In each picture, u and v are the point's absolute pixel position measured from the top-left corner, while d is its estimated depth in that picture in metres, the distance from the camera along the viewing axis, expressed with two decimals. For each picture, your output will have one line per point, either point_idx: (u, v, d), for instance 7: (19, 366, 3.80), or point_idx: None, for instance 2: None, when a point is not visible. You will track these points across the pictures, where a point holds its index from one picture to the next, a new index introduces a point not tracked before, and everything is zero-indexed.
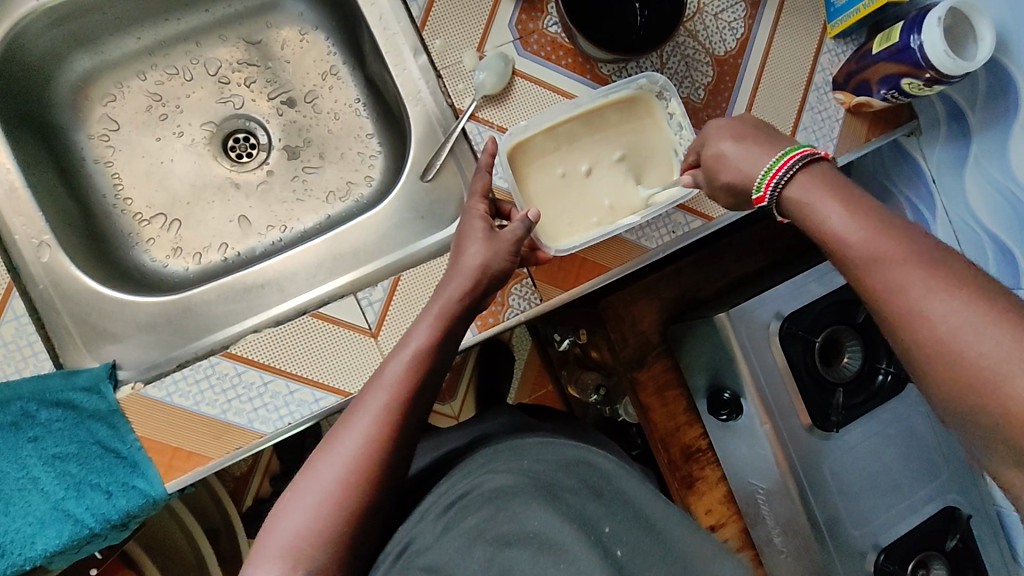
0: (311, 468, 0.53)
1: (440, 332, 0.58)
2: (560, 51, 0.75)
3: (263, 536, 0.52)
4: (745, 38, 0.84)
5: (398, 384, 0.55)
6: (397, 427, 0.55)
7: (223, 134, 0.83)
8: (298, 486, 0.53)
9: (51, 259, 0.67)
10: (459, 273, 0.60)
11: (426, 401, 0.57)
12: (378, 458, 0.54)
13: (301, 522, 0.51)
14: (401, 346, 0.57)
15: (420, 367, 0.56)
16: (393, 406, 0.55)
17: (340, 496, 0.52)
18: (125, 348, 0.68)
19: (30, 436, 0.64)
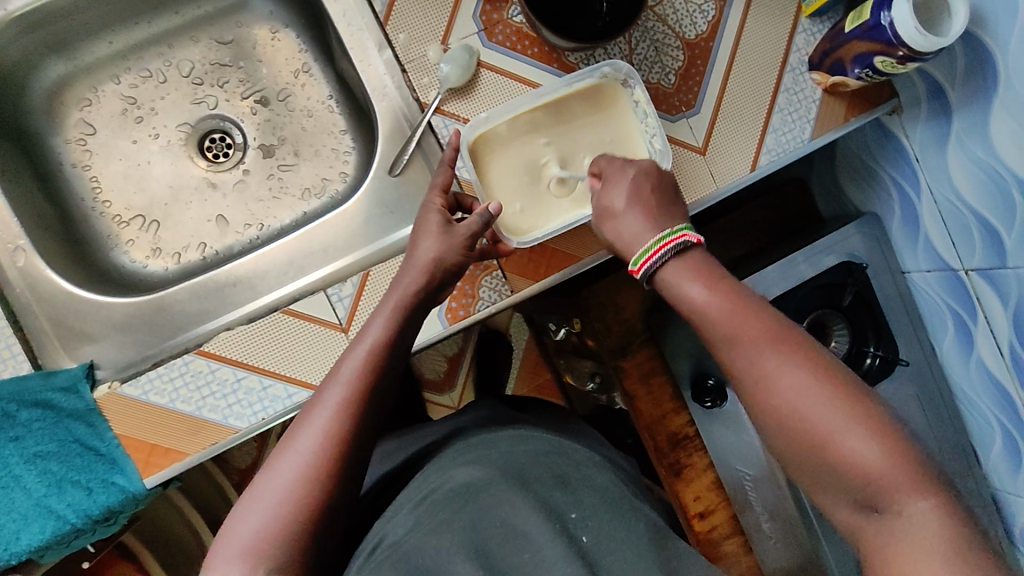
0: (271, 467, 0.54)
1: (394, 327, 0.60)
2: (525, 41, 0.74)
3: (223, 538, 0.53)
4: (716, 21, 0.83)
5: (354, 378, 0.57)
6: (355, 421, 0.56)
7: (199, 135, 0.83)
8: (258, 486, 0.54)
9: (27, 263, 0.69)
10: (413, 267, 0.63)
11: (385, 395, 0.59)
12: (337, 453, 0.54)
13: (261, 521, 0.52)
14: (357, 343, 0.60)
15: (375, 361, 0.58)
16: (350, 400, 0.56)
17: (300, 493, 0.53)
18: (101, 348, 0.70)
19: (12, 436, 0.66)
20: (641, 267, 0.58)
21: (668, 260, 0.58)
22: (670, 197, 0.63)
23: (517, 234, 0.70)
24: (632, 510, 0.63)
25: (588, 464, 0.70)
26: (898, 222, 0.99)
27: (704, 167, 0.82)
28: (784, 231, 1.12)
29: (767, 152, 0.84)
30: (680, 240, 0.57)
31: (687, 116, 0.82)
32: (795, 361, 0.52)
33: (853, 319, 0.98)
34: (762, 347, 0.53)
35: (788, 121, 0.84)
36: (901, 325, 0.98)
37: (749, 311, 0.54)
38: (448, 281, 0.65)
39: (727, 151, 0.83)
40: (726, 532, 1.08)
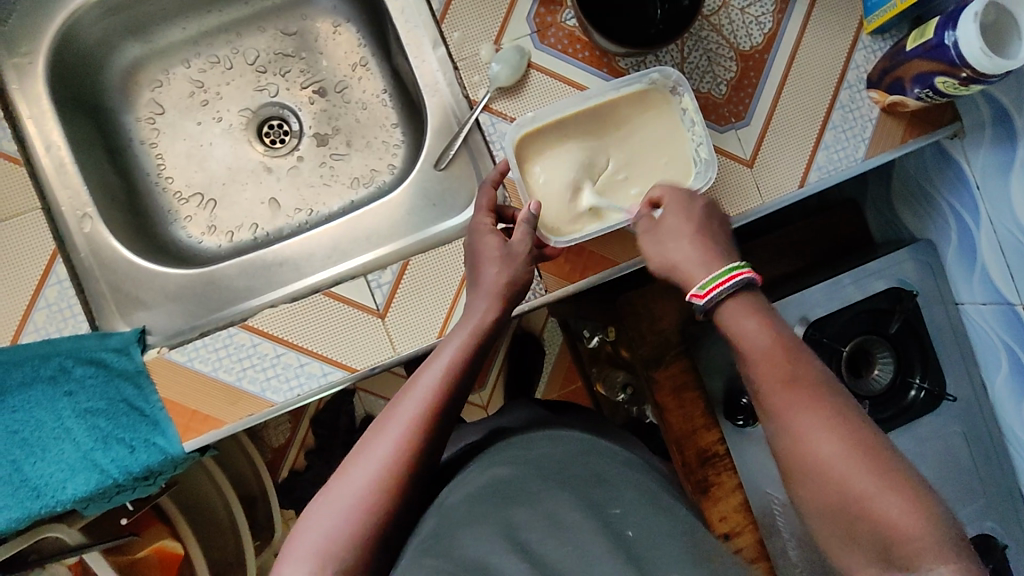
0: (345, 473, 0.57)
1: (468, 349, 0.63)
2: (577, 44, 0.75)
3: (295, 536, 0.55)
4: (772, 33, 0.82)
5: (428, 396, 0.59)
6: (425, 436, 0.58)
7: (259, 120, 0.87)
8: (330, 490, 0.56)
9: (92, 230, 0.73)
10: (482, 292, 0.65)
11: (454, 413, 0.61)
12: (406, 465, 0.57)
13: (332, 524, 0.54)
14: (431, 362, 0.62)
15: (449, 381, 0.61)
16: (423, 417, 0.59)
17: (370, 500, 0.55)
18: (153, 315, 0.74)
19: (65, 391, 0.69)
20: (710, 293, 0.58)
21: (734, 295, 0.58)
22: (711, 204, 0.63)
23: (556, 234, 0.71)
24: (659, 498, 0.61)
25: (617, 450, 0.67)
26: (954, 251, 0.94)
27: (750, 180, 0.81)
28: (832, 251, 1.09)
29: (818, 169, 0.82)
30: (742, 277, 0.59)
31: (735, 127, 0.82)
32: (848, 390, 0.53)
33: (899, 348, 0.95)
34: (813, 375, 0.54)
35: (841, 139, 0.82)
36: (949, 358, 0.95)
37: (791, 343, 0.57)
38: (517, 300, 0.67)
39: (774, 165, 0.82)
40: (751, 556, 1.03)
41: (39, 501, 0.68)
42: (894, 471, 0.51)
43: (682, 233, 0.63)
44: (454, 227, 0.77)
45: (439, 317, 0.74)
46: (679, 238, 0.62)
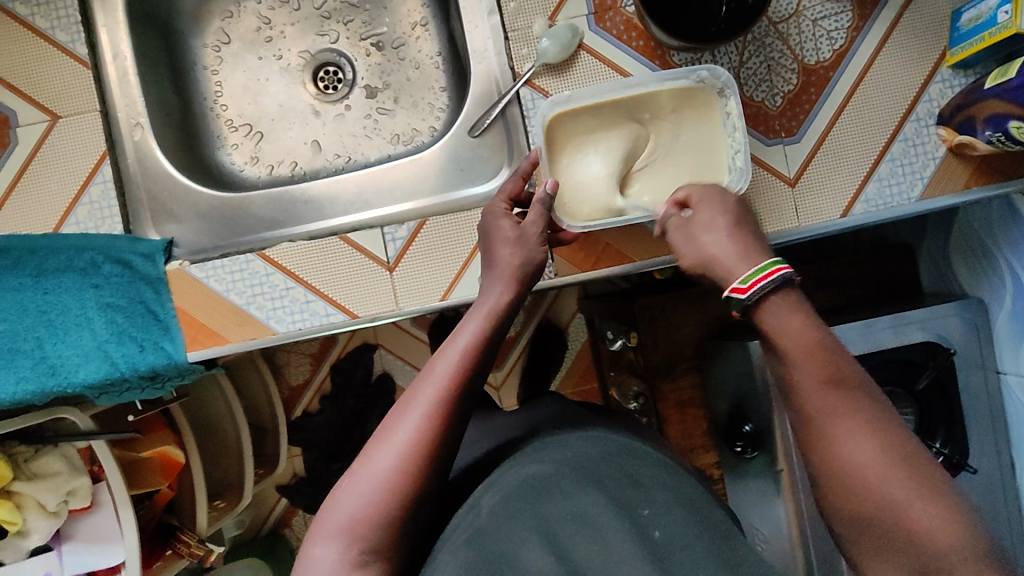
0: (367, 456, 0.54)
1: (489, 327, 0.59)
2: (633, 32, 0.74)
3: (323, 514, 0.53)
4: (842, 51, 0.78)
5: (448, 378, 0.55)
6: (447, 419, 0.54)
7: (315, 64, 0.90)
8: (354, 471, 0.54)
9: (141, 139, 0.79)
10: (497, 273, 0.63)
11: (476, 394, 0.57)
12: (428, 451, 0.53)
13: (357, 506, 0.52)
14: (451, 342, 0.58)
15: (468, 360, 0.56)
16: (442, 400, 0.54)
17: (394, 485, 0.52)
18: (183, 229, 0.79)
19: (92, 283, 0.73)
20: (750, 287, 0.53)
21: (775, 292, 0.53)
22: (742, 206, 0.59)
23: (571, 218, 0.69)
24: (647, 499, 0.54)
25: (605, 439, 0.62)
26: (1006, 316, 0.87)
27: (790, 200, 0.78)
28: (874, 293, 1.03)
29: (864, 201, 0.78)
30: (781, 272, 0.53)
31: (784, 143, 0.78)
32: (843, 423, 0.50)
33: (925, 406, 0.88)
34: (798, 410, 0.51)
35: (897, 173, 0.78)
36: (980, 426, 0.88)
37: (803, 361, 0.51)
38: (532, 284, 0.64)
39: (819, 188, 0.78)
40: None
41: (53, 380, 0.72)
42: (888, 513, 0.47)
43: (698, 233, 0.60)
44: (473, 195, 0.79)
45: (446, 279, 0.75)
46: (705, 232, 0.58)
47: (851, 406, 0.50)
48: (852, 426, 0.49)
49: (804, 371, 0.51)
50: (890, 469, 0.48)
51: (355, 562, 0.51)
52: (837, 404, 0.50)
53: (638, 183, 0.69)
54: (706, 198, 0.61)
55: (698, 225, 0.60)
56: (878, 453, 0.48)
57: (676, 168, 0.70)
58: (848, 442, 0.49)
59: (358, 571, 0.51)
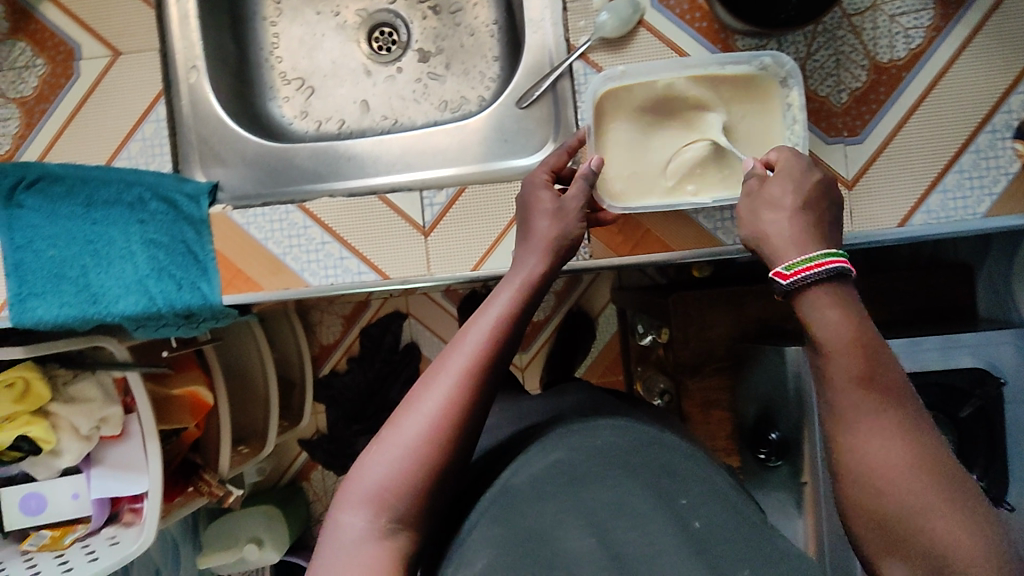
0: (394, 425, 0.52)
1: (520, 300, 0.57)
2: (697, 12, 0.72)
3: (350, 480, 0.52)
4: (920, 51, 0.73)
5: (478, 350, 0.54)
6: (476, 390, 0.53)
7: (371, 24, 0.90)
8: (381, 440, 0.52)
9: (195, 82, 0.80)
10: (533, 244, 0.62)
11: (506, 367, 0.56)
12: (456, 422, 0.52)
13: (384, 475, 0.50)
14: (480, 315, 0.56)
15: (499, 333, 0.55)
16: (471, 371, 0.53)
17: (422, 455, 0.51)
18: (228, 173, 0.81)
19: (138, 219, 0.74)
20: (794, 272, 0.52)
21: (822, 282, 0.51)
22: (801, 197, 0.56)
23: (613, 199, 0.67)
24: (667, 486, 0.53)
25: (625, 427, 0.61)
26: None
27: (845, 203, 0.75)
28: (924, 312, 0.98)
29: (924, 212, 0.74)
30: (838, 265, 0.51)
31: (845, 142, 0.74)
32: (877, 434, 0.47)
33: (964, 434, 0.83)
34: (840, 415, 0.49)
35: (964, 186, 0.73)
36: None
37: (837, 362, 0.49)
38: (566, 259, 0.63)
39: (877, 194, 0.74)
40: None
41: (96, 308, 0.74)
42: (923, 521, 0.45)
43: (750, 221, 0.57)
44: (515, 166, 0.79)
45: (480, 250, 0.75)
46: (754, 222, 0.56)
47: (886, 414, 0.47)
48: (883, 435, 0.47)
49: (843, 374, 0.49)
50: (928, 483, 0.46)
51: (382, 531, 0.50)
52: (873, 413, 0.48)
53: (685, 168, 0.67)
54: (762, 185, 0.58)
55: (751, 213, 0.57)
56: (912, 463, 0.46)
57: (727, 157, 0.68)
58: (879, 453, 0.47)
59: (386, 540, 0.50)
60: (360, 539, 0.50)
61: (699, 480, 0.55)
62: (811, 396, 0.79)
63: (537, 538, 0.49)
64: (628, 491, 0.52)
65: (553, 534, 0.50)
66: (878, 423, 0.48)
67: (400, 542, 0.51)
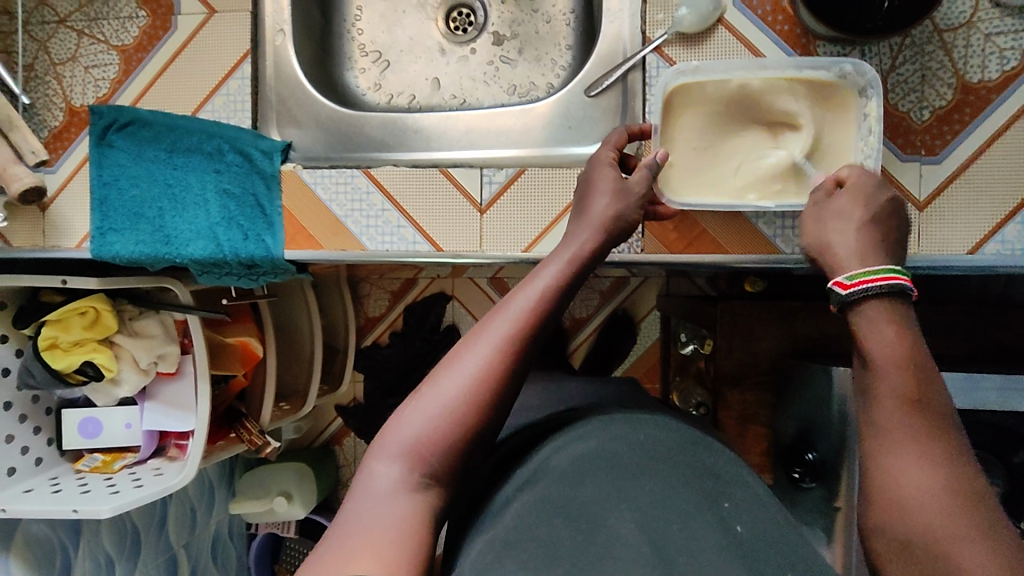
0: (435, 382, 0.53)
1: (565, 274, 0.58)
2: (779, 15, 0.71)
3: (386, 431, 0.52)
4: (1013, 73, 0.70)
5: (522, 317, 0.54)
6: (517, 357, 0.53)
7: (451, 4, 0.92)
8: (421, 395, 0.52)
9: (280, 45, 0.84)
10: (588, 223, 0.63)
11: (546, 339, 0.56)
12: (496, 384, 0.52)
13: (422, 429, 0.50)
14: (526, 286, 0.57)
15: (543, 304, 0.56)
16: (513, 337, 0.53)
17: (460, 413, 0.51)
18: (302, 134, 0.84)
19: (215, 168, 0.79)
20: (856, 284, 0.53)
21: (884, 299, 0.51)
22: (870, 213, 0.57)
23: (673, 194, 0.66)
24: (708, 484, 0.52)
25: (666, 423, 0.60)
26: None
27: (914, 224, 0.72)
28: (990, 351, 0.91)
29: (999, 242, 0.71)
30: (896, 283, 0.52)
31: (921, 160, 0.72)
32: (923, 455, 0.46)
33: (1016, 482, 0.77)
34: (892, 435, 0.47)
35: None
36: None
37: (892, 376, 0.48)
38: (619, 241, 0.64)
39: (949, 217, 0.71)
40: None
41: (168, 249, 0.79)
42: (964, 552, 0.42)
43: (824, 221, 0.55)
44: (576, 153, 0.80)
45: (532, 232, 0.76)
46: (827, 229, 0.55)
47: (936, 437, 0.46)
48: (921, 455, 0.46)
49: (895, 394, 0.48)
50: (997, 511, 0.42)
51: (414, 484, 0.49)
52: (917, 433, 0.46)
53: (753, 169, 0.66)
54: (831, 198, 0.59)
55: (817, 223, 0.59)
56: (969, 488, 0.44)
57: (800, 164, 0.66)
58: (919, 473, 0.45)
59: (416, 494, 0.49)
60: (391, 490, 0.49)
61: (734, 482, 0.53)
62: (855, 421, 0.76)
63: (579, 513, 0.48)
64: (670, 483, 0.50)
65: (597, 514, 0.48)
66: (923, 445, 0.46)
67: (430, 499, 0.49)
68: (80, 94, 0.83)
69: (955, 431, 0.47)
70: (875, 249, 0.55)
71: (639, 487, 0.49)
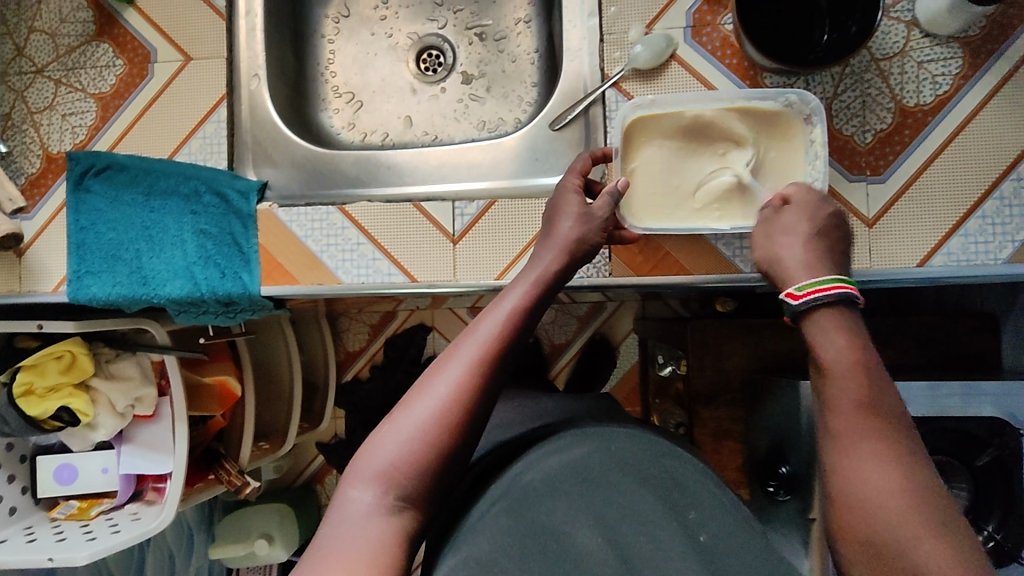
0: (407, 406, 0.54)
1: (531, 297, 0.61)
2: (728, 50, 0.76)
3: (361, 456, 0.54)
4: (946, 97, 0.76)
5: (491, 340, 0.56)
6: (486, 378, 0.55)
7: (421, 46, 0.96)
8: (394, 420, 0.54)
9: (255, 89, 0.87)
10: (553, 246, 0.66)
11: (516, 360, 0.58)
12: (467, 405, 0.54)
13: (396, 452, 0.52)
14: (493, 309, 0.59)
15: (510, 326, 0.58)
16: (483, 360, 0.55)
17: (432, 436, 0.52)
18: (277, 173, 0.87)
19: (192, 210, 0.80)
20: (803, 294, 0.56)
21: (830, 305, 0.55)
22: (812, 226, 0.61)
23: (637, 220, 0.69)
24: (672, 491, 0.54)
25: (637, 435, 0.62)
26: None
27: (864, 241, 0.76)
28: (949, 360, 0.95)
29: (945, 254, 0.75)
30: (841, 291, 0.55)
31: (867, 181, 0.76)
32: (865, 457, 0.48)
33: (980, 485, 0.79)
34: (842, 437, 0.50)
35: (987, 231, 0.74)
36: None
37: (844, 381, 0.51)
38: (583, 262, 0.67)
39: (896, 233, 0.76)
40: None
41: (145, 291, 0.80)
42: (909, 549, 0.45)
43: (783, 235, 0.58)
44: (543, 185, 0.83)
45: (504, 261, 0.78)
46: (774, 242, 0.58)
47: (883, 439, 0.49)
48: (871, 457, 0.49)
49: (846, 398, 0.51)
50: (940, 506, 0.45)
51: (389, 507, 0.51)
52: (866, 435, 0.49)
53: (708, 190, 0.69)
54: (778, 213, 0.63)
55: (768, 241, 0.62)
56: (910, 485, 0.48)
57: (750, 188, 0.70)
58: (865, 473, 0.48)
59: (391, 517, 0.50)
60: (366, 514, 0.50)
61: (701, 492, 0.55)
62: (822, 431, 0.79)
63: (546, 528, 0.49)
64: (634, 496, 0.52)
65: (561, 522, 0.51)
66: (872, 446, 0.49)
67: (405, 521, 0.51)
68: (57, 141, 0.84)
69: (903, 434, 0.50)
70: (822, 265, 0.58)
71: (606, 496, 0.52)
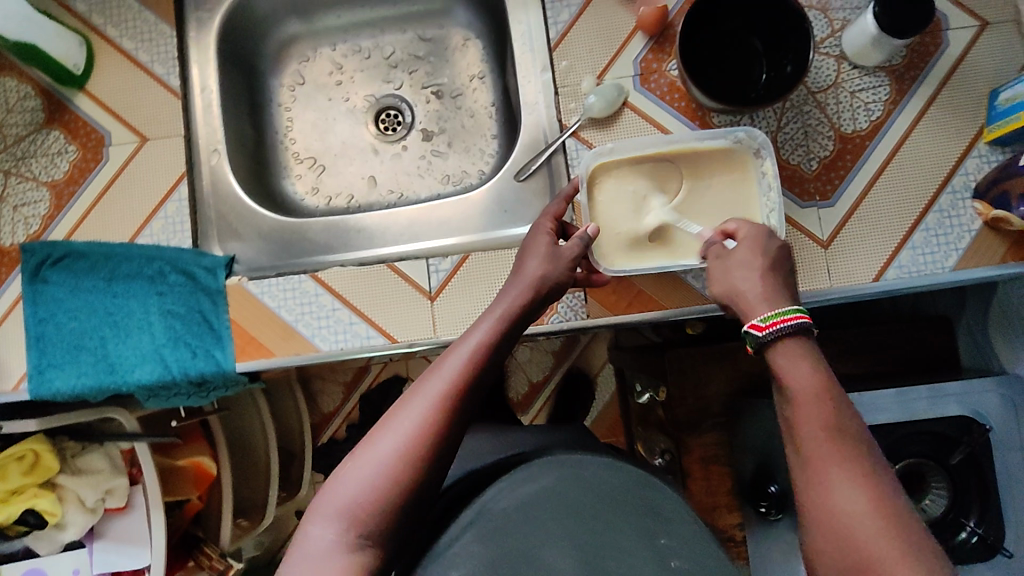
0: (371, 442, 0.54)
1: (498, 328, 0.61)
2: (676, 94, 0.80)
3: (324, 492, 0.54)
4: (879, 122, 0.81)
5: (456, 375, 0.56)
6: (450, 413, 0.55)
7: (378, 108, 0.97)
8: (357, 455, 0.54)
9: (216, 164, 0.86)
10: (520, 280, 0.65)
11: (483, 394, 0.58)
12: (431, 441, 0.54)
13: (358, 489, 0.52)
14: (458, 344, 0.59)
15: (477, 361, 0.58)
16: (448, 396, 0.55)
17: (395, 471, 0.52)
18: (244, 246, 0.86)
19: (157, 291, 0.79)
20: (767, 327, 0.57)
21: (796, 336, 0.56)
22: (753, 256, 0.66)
23: (607, 262, 0.72)
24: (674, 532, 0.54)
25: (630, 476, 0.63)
26: None
27: (823, 261, 0.80)
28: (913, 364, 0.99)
29: (897, 267, 0.79)
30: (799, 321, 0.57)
31: (818, 206, 0.81)
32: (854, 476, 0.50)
33: (957, 483, 0.82)
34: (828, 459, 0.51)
35: (932, 242, 0.79)
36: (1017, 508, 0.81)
37: (823, 405, 0.53)
38: (551, 297, 0.67)
39: (851, 251, 0.80)
40: None
41: (112, 378, 0.77)
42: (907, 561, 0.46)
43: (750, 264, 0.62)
44: (513, 235, 0.85)
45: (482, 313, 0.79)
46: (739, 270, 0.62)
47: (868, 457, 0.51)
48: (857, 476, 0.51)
49: (829, 420, 0.53)
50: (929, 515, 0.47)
51: (352, 544, 0.51)
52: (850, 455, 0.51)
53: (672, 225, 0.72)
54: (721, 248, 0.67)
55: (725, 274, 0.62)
56: (898, 500, 0.50)
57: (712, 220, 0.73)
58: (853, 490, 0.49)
59: (354, 554, 0.51)
60: (328, 551, 0.51)
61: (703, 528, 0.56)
62: None
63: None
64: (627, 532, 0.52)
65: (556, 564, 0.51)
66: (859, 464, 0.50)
67: (367, 557, 0.51)
68: (9, 234, 0.81)
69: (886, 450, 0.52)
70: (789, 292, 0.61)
71: (596, 532, 0.52)
